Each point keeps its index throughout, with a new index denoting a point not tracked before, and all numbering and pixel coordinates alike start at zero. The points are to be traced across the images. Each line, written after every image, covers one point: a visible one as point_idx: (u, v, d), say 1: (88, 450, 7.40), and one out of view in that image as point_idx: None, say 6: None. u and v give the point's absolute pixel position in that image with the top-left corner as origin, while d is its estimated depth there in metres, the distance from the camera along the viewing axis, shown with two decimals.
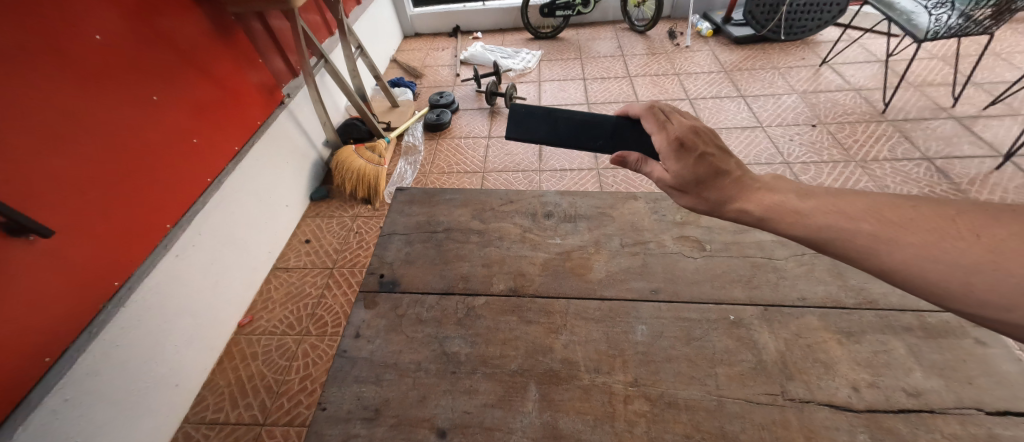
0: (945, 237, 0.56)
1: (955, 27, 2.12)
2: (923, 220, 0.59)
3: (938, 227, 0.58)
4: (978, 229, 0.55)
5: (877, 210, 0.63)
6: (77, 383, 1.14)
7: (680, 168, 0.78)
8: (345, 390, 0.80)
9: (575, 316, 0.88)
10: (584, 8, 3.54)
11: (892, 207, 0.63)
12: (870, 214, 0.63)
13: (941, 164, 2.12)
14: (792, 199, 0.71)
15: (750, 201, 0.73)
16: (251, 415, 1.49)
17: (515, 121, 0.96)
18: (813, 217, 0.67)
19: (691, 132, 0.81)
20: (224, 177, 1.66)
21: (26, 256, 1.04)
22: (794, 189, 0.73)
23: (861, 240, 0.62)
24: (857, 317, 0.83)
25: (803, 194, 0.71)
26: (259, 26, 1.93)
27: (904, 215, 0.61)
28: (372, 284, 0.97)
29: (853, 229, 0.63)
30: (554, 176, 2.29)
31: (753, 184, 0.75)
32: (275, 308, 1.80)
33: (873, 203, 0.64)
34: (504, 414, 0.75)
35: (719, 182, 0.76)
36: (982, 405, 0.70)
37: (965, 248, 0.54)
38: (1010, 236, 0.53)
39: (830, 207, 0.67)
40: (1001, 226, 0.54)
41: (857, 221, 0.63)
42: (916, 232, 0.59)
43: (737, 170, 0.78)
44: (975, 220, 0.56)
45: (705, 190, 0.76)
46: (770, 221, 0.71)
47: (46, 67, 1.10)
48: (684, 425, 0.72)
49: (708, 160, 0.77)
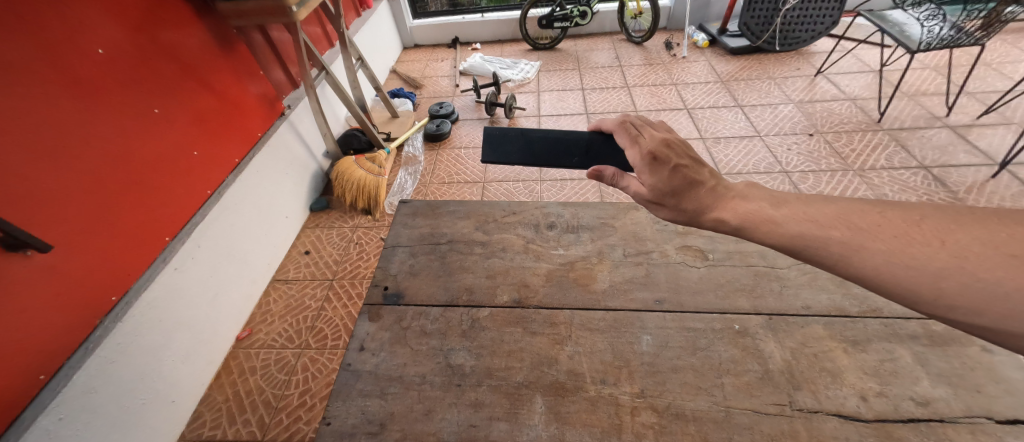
0: (911, 243, 0.59)
1: (946, 38, 2.16)
2: (890, 226, 0.62)
3: (904, 233, 0.61)
4: (942, 234, 0.59)
5: (847, 216, 0.65)
6: (72, 401, 1.13)
7: (655, 181, 0.79)
8: (349, 404, 0.79)
9: (580, 327, 0.88)
10: (581, 20, 3.60)
11: (861, 213, 0.65)
12: (840, 221, 0.65)
13: (938, 172, 2.14)
14: (765, 208, 0.72)
15: (725, 209, 0.75)
16: (249, 432, 1.47)
17: (490, 144, 0.97)
18: (789, 225, 0.68)
19: (663, 145, 0.83)
20: (223, 189, 1.65)
21: (25, 272, 1.03)
22: (767, 196, 0.74)
23: (834, 248, 0.63)
24: (861, 325, 0.83)
25: (775, 202, 0.72)
26: (260, 38, 1.95)
27: (872, 221, 0.63)
28: (376, 297, 0.97)
29: (826, 236, 0.64)
30: (554, 187, 2.30)
31: (728, 193, 0.77)
32: (274, 321, 1.79)
33: (842, 210, 0.66)
34: (510, 427, 0.74)
35: (693, 192, 0.78)
36: (991, 414, 0.70)
37: (931, 254, 0.57)
38: (971, 240, 0.56)
39: (802, 215, 0.68)
40: (962, 231, 0.58)
41: (828, 229, 0.65)
42: (885, 239, 0.61)
43: (711, 180, 0.80)
44: (935, 226, 0.60)
45: (682, 203, 0.78)
46: (747, 229, 0.72)
47: (47, 82, 1.11)
48: (692, 436, 0.71)
49: (682, 172, 0.79)
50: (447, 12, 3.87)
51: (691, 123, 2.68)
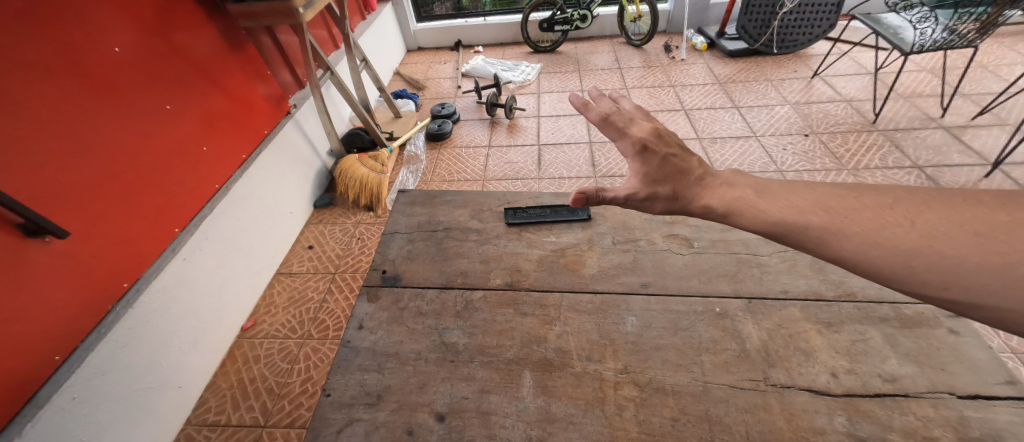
0: (885, 225, 0.63)
1: (939, 40, 2.21)
2: (864, 209, 0.66)
3: (877, 216, 0.64)
4: (912, 216, 0.63)
5: (824, 201, 0.69)
6: (84, 382, 1.18)
7: (645, 170, 0.83)
8: (348, 377, 0.84)
9: (568, 309, 0.92)
10: (582, 23, 3.65)
11: (837, 198, 0.69)
12: (818, 207, 0.69)
13: (931, 172, 2.18)
14: (751, 196, 0.76)
15: (713, 196, 0.78)
16: (252, 418, 1.52)
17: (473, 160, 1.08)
18: (773, 212, 0.71)
19: (653, 136, 0.88)
20: (230, 184, 1.71)
21: (42, 256, 1.09)
22: (752, 184, 0.78)
23: (812, 232, 0.67)
24: (835, 309, 0.87)
25: (761, 190, 0.76)
26: (267, 39, 2.02)
27: (848, 204, 0.68)
28: (375, 280, 1.02)
29: (805, 222, 0.68)
30: (553, 183, 2.36)
31: (715, 181, 0.81)
32: (277, 312, 1.84)
33: (821, 196, 0.71)
34: (499, 399, 0.79)
35: (681, 179, 0.82)
36: (953, 390, 0.73)
37: (902, 235, 0.61)
38: (939, 220, 0.61)
39: (785, 202, 0.72)
40: (931, 213, 0.62)
41: (807, 214, 0.69)
42: (861, 222, 0.65)
43: (698, 169, 0.84)
44: (903, 207, 0.64)
45: (675, 191, 0.81)
46: (733, 215, 0.75)
47: (66, 79, 1.18)
48: (671, 409, 0.75)
49: (671, 162, 0.84)
50: (450, 16, 3.93)
51: (689, 123, 2.73)
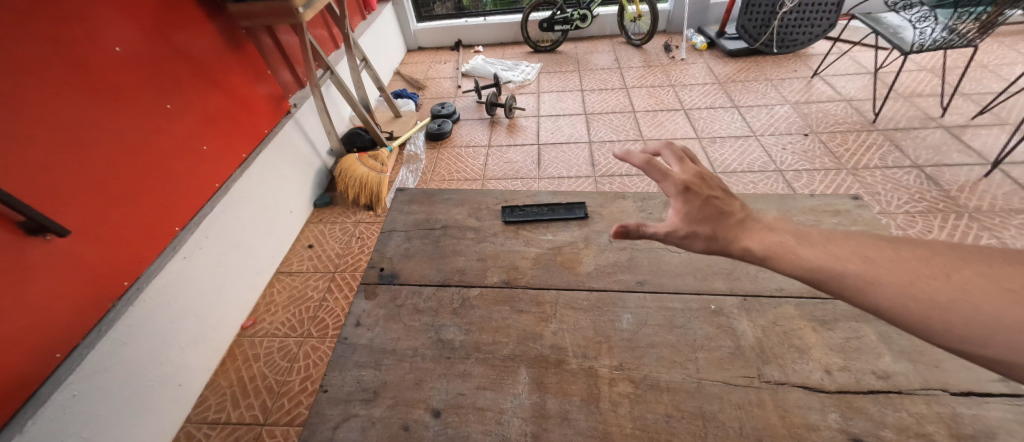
0: (920, 276, 0.59)
1: (939, 40, 2.20)
2: (900, 261, 0.62)
3: (913, 268, 0.60)
4: (949, 269, 0.58)
5: (861, 251, 0.65)
6: (85, 379, 1.18)
7: (687, 208, 0.79)
8: (345, 374, 0.84)
9: (564, 306, 0.93)
10: (582, 23, 3.65)
11: (874, 249, 0.65)
12: (854, 255, 0.64)
13: (931, 171, 2.17)
14: (789, 240, 0.71)
15: (753, 239, 0.73)
16: (252, 416, 1.52)
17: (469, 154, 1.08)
18: (809, 258, 0.67)
19: (697, 177, 0.84)
20: (230, 183, 1.72)
21: (43, 255, 1.10)
22: (791, 230, 0.73)
23: (848, 279, 0.62)
24: (830, 306, 0.88)
25: (800, 236, 0.71)
26: (267, 39, 2.03)
27: (884, 255, 0.63)
28: (372, 277, 1.03)
29: (841, 270, 0.64)
30: (552, 183, 2.37)
31: (755, 224, 0.76)
32: (277, 311, 1.85)
33: (858, 245, 0.66)
34: (495, 396, 0.79)
35: (723, 221, 0.77)
36: (947, 386, 0.74)
37: (938, 287, 0.57)
38: (975, 275, 0.56)
39: (823, 249, 0.67)
40: (967, 267, 0.58)
41: (843, 262, 0.64)
42: (898, 273, 0.60)
43: (739, 212, 0.79)
44: (950, 263, 0.59)
45: (713, 232, 0.76)
46: (769, 259, 0.71)
47: (67, 78, 1.18)
48: (666, 405, 0.76)
49: (713, 203, 0.79)
50: (451, 16, 3.94)
51: (689, 123, 2.72)
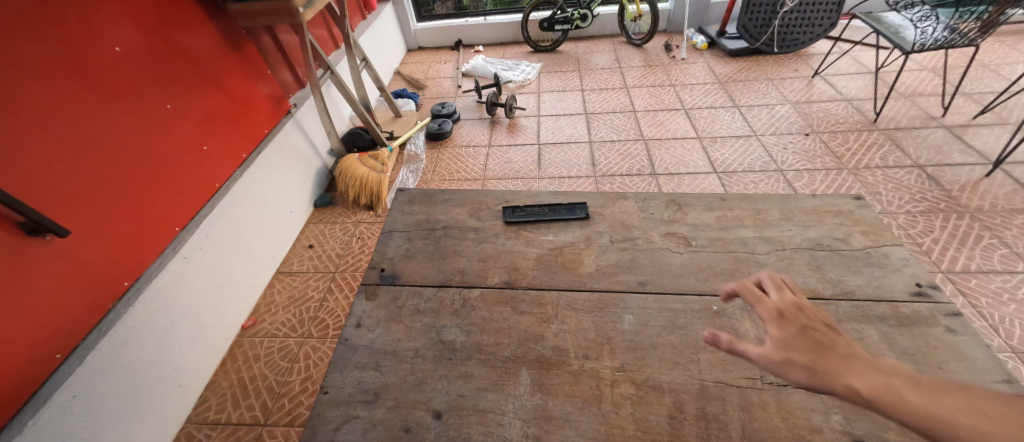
0: None
1: (940, 39, 2.20)
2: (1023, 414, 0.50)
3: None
4: None
5: (974, 399, 0.54)
6: (85, 380, 1.18)
7: (782, 335, 0.69)
8: (346, 375, 0.84)
9: (565, 307, 0.92)
10: (582, 23, 3.65)
11: (994, 400, 0.53)
12: (966, 404, 0.53)
13: (932, 171, 2.17)
14: (896, 381, 0.59)
15: (857, 376, 0.61)
16: (252, 416, 1.52)
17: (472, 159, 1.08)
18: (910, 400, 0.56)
19: (794, 305, 0.74)
20: (230, 183, 1.72)
21: (43, 255, 1.10)
22: (905, 371, 0.61)
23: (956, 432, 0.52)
24: (833, 307, 0.87)
25: (909, 377, 0.60)
26: (268, 39, 2.02)
27: (1002, 408, 0.51)
28: (373, 278, 1.02)
29: (948, 421, 0.53)
30: (553, 183, 2.36)
31: (863, 362, 0.63)
32: (277, 311, 1.84)
33: (975, 394, 0.55)
34: (496, 397, 0.79)
35: (825, 354, 0.65)
36: None
37: None
38: None
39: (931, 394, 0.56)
40: None
41: (949, 410, 0.53)
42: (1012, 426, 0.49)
43: (846, 346, 0.66)
44: None
45: (812, 361, 0.65)
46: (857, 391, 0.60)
47: (68, 78, 1.18)
48: (668, 407, 0.75)
49: (813, 334, 0.68)
50: (451, 15, 3.93)
51: (689, 123, 2.72)
